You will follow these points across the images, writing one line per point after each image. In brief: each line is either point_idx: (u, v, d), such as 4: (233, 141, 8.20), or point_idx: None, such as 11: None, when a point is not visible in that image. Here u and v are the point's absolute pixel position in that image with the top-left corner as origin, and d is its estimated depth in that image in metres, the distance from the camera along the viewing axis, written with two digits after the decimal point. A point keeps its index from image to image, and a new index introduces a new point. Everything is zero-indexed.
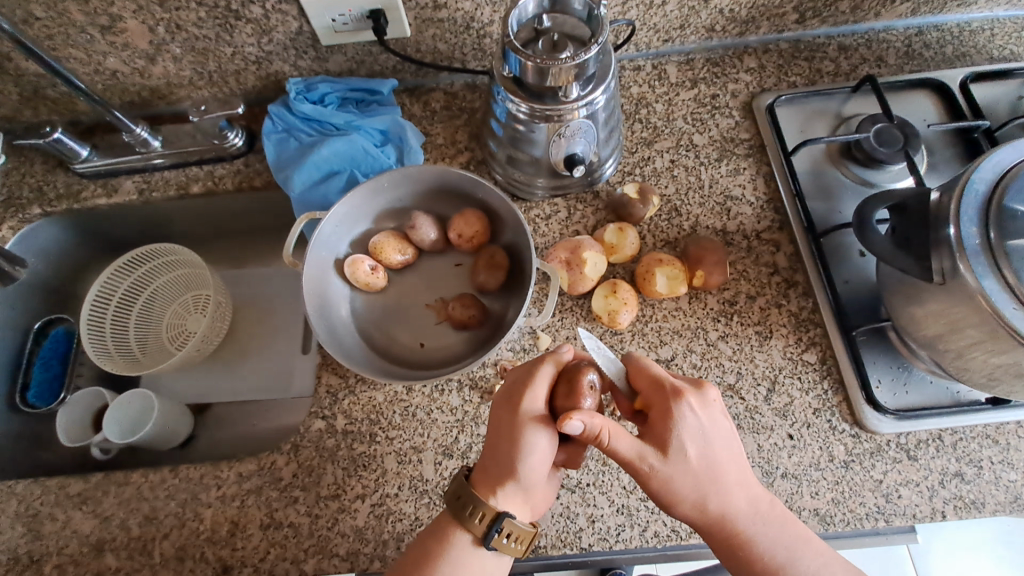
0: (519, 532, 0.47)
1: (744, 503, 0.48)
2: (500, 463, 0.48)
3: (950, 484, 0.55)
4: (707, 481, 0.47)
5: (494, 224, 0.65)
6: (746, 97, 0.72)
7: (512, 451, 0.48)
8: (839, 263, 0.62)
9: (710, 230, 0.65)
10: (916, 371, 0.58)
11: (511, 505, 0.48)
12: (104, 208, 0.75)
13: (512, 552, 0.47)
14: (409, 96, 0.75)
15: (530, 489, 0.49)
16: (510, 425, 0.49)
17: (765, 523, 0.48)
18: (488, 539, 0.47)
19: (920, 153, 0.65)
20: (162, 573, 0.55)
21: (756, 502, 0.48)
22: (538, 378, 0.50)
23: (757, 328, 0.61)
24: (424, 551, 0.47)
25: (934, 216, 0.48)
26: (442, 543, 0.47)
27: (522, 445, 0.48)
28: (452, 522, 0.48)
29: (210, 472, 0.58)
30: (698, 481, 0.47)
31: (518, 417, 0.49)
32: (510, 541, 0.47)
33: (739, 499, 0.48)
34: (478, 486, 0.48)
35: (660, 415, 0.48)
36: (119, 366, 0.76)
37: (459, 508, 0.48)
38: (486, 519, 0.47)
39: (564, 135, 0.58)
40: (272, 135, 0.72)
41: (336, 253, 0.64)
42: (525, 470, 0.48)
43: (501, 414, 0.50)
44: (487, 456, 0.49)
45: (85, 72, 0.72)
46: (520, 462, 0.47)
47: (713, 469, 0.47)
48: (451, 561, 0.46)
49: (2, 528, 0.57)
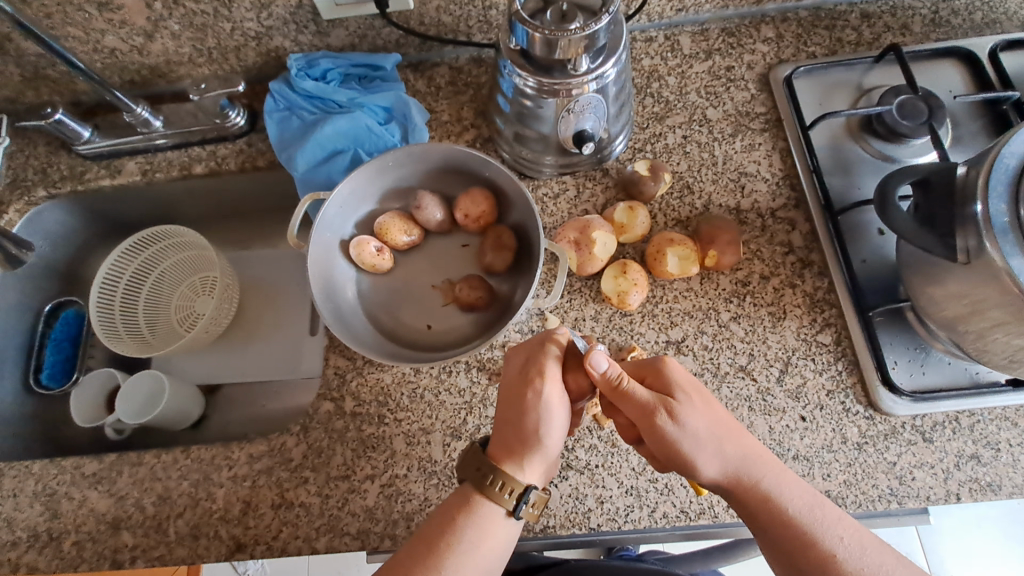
0: (537, 498, 0.48)
1: (752, 457, 0.47)
2: (524, 438, 0.48)
3: (965, 467, 0.54)
4: (714, 436, 0.47)
5: (501, 204, 0.64)
6: (763, 69, 0.69)
7: (536, 425, 0.48)
8: (857, 242, 0.61)
9: (723, 209, 0.63)
10: (933, 353, 0.56)
11: (534, 473, 0.49)
12: (108, 189, 0.75)
13: (529, 517, 0.48)
14: (412, 71, 0.73)
15: (550, 458, 0.50)
16: (530, 404, 0.49)
17: (777, 477, 0.47)
18: (517, 510, 0.47)
19: (945, 126, 0.63)
20: (177, 550, 0.55)
21: (763, 457, 0.48)
22: (551, 355, 0.51)
23: (771, 309, 0.59)
24: (448, 519, 0.46)
25: (960, 192, 0.46)
26: (466, 512, 0.46)
27: (545, 420, 0.49)
28: (475, 491, 0.47)
29: (221, 453, 0.58)
30: (705, 436, 0.47)
31: (539, 392, 0.49)
32: (529, 506, 0.48)
33: (747, 454, 0.47)
34: (501, 462, 0.48)
35: (655, 374, 0.50)
36: (130, 348, 0.76)
37: (482, 477, 0.47)
38: (514, 493, 0.47)
39: (573, 111, 0.56)
40: (274, 114, 0.70)
41: (340, 235, 0.63)
42: (547, 441, 0.49)
43: (514, 390, 0.50)
44: (506, 430, 0.49)
45: (84, 51, 0.70)
46: (543, 437, 0.49)
47: (716, 424, 0.48)
48: (477, 529, 0.46)
49: (21, 507, 0.58)
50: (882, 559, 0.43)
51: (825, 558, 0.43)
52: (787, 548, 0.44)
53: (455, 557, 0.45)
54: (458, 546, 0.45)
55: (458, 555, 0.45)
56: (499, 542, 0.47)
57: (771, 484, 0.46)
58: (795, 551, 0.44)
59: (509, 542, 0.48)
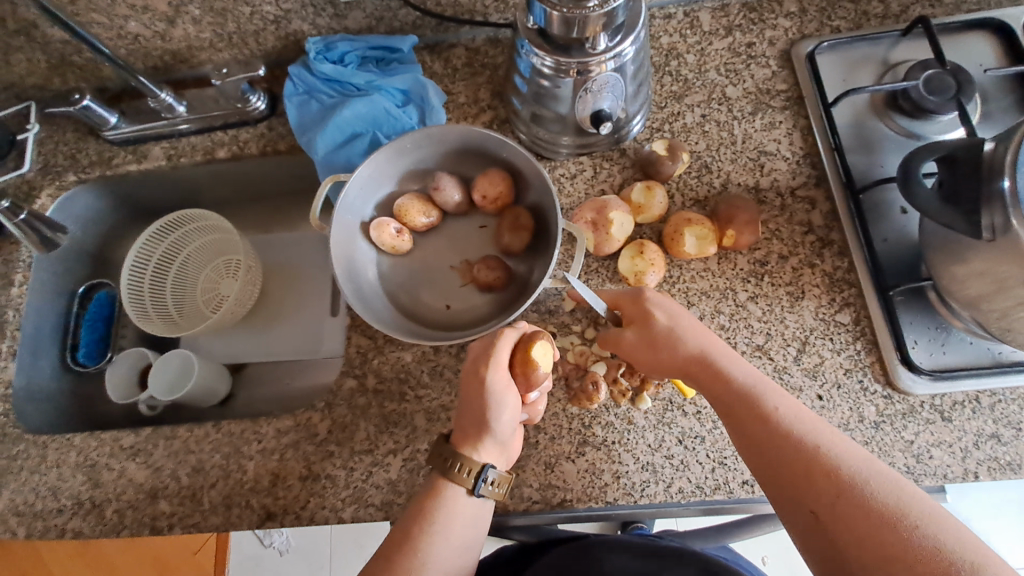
0: (499, 478, 0.50)
1: (713, 347, 0.51)
2: (474, 423, 0.50)
3: (985, 446, 0.54)
4: (683, 334, 0.51)
5: (519, 185, 0.64)
6: (785, 45, 0.68)
7: (485, 412, 0.49)
8: (879, 221, 0.60)
9: (742, 188, 0.63)
10: (955, 332, 0.56)
11: (490, 455, 0.50)
12: (135, 174, 0.77)
13: (496, 496, 0.50)
14: (429, 53, 0.73)
15: (506, 442, 0.51)
16: (478, 391, 0.50)
17: (736, 361, 0.50)
18: (476, 489, 0.49)
19: (974, 101, 0.61)
20: (211, 518, 0.58)
21: (724, 346, 0.51)
22: (499, 346, 0.51)
23: (789, 289, 0.59)
24: (420, 506, 0.49)
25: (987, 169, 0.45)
26: (433, 498, 0.49)
27: (493, 406, 0.49)
28: (440, 477, 0.50)
29: (251, 427, 0.61)
30: (677, 342, 0.51)
31: (484, 382, 0.50)
32: (493, 487, 0.50)
33: (711, 344, 0.51)
34: (459, 445, 0.50)
35: (634, 307, 0.54)
36: (159, 328, 0.79)
37: (444, 464, 0.50)
38: (473, 472, 0.49)
39: (590, 90, 0.56)
40: (294, 97, 0.71)
41: (361, 217, 0.64)
42: (499, 427, 0.50)
43: (467, 379, 0.52)
44: (463, 415, 0.51)
45: (108, 37, 0.72)
46: (492, 423, 0.49)
47: (686, 328, 0.52)
48: (447, 510, 0.48)
49: (65, 477, 0.62)
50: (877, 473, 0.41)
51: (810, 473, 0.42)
52: (751, 430, 0.46)
53: (431, 539, 0.47)
54: (432, 529, 0.48)
55: (432, 537, 0.47)
56: (469, 520, 0.49)
57: (730, 368, 0.49)
58: (753, 428, 0.46)
59: (480, 518, 0.51)
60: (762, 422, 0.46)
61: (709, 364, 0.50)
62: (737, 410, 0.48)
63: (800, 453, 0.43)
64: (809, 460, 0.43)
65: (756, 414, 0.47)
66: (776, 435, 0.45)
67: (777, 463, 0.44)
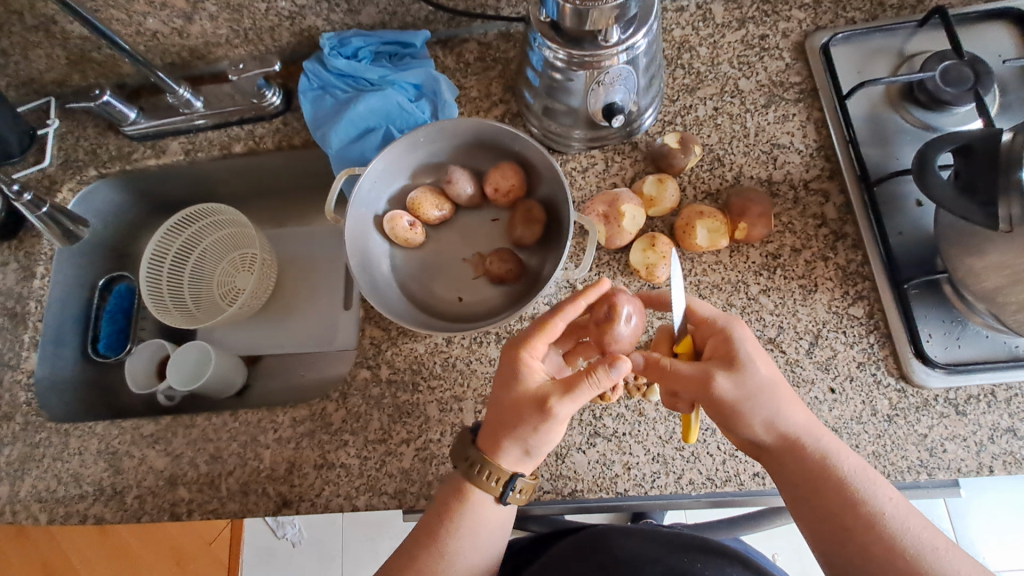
0: (524, 484, 0.49)
1: (810, 422, 0.47)
2: (514, 439, 0.47)
3: (1000, 440, 0.54)
4: (779, 401, 0.46)
5: (531, 177, 0.64)
6: (799, 37, 0.67)
7: (528, 430, 0.47)
8: (893, 214, 0.59)
9: (754, 181, 0.63)
10: (971, 326, 0.55)
11: (525, 467, 0.49)
12: (154, 169, 0.78)
13: (518, 502, 0.50)
14: (441, 48, 0.73)
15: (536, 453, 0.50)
16: (537, 416, 0.46)
17: (835, 443, 0.46)
18: (504, 496, 0.49)
19: (992, 92, 0.60)
20: (229, 504, 0.60)
21: (820, 424, 0.47)
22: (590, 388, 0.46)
23: (802, 282, 0.59)
24: (444, 508, 0.49)
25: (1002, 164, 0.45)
26: (459, 501, 0.49)
27: (546, 436, 0.47)
28: (464, 480, 0.49)
29: (267, 416, 0.62)
30: (768, 397, 0.46)
31: (550, 409, 0.46)
32: (517, 492, 0.49)
33: (806, 419, 0.47)
34: (490, 450, 0.48)
35: (715, 335, 0.49)
36: (177, 320, 0.81)
37: (472, 470, 0.49)
38: (502, 481, 0.48)
39: (602, 83, 0.56)
40: (308, 92, 0.72)
41: (375, 210, 0.65)
42: (539, 443, 0.47)
43: (509, 385, 0.48)
44: (500, 428, 0.48)
45: (128, 33, 0.74)
46: (537, 446, 0.47)
47: (779, 384, 0.47)
48: (472, 515, 0.49)
49: (87, 463, 0.63)
50: (921, 525, 0.42)
51: (859, 519, 0.43)
52: (848, 522, 0.43)
53: (456, 542, 0.48)
54: (457, 531, 0.48)
55: (457, 538, 0.48)
56: (494, 523, 0.50)
57: (825, 450, 0.46)
58: (850, 520, 0.43)
59: (504, 520, 0.51)
60: (864, 519, 0.42)
61: (800, 443, 0.46)
62: (827, 498, 0.44)
63: (846, 498, 0.43)
64: (916, 567, 0.40)
65: (856, 508, 0.43)
66: (878, 534, 0.42)
67: (877, 564, 0.41)
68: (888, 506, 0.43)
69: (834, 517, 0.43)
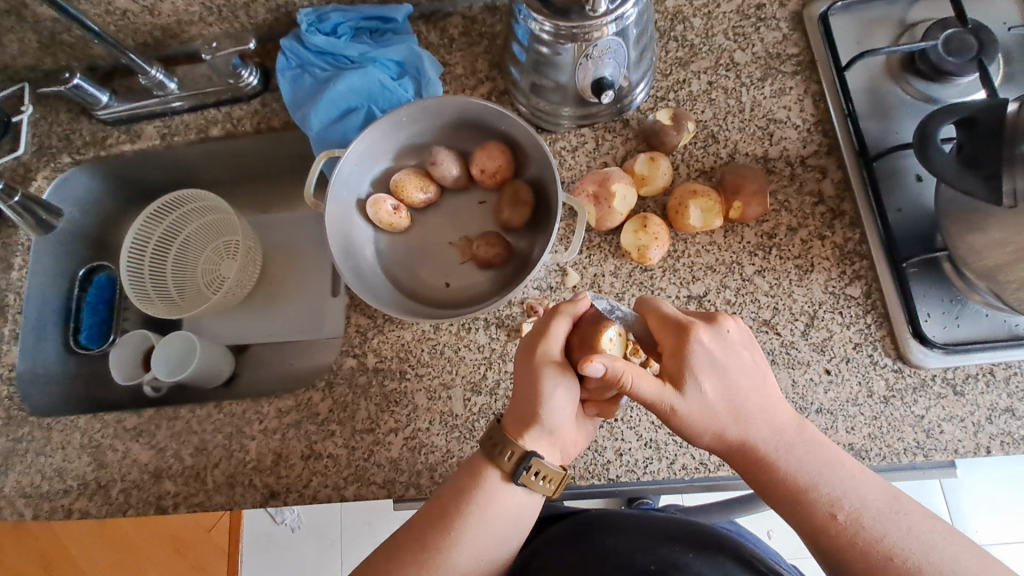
0: (550, 473, 0.48)
1: (764, 432, 0.45)
2: (523, 409, 0.48)
3: (998, 420, 0.53)
4: (722, 411, 0.45)
5: (518, 158, 0.62)
6: (796, 6, 0.65)
7: (541, 401, 0.47)
8: (893, 190, 0.58)
9: (750, 157, 0.61)
10: (970, 304, 0.54)
11: (541, 446, 0.48)
12: (130, 154, 0.75)
13: (545, 492, 0.48)
14: (425, 23, 0.70)
15: (558, 434, 0.49)
16: (527, 374, 0.49)
17: (791, 456, 0.45)
18: (518, 476, 0.47)
19: (996, 61, 0.58)
20: (215, 497, 0.59)
21: (782, 426, 0.46)
22: (553, 329, 0.49)
23: (797, 262, 0.57)
24: (460, 485, 0.49)
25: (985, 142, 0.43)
26: (475, 477, 0.49)
27: (540, 394, 0.47)
28: (484, 460, 0.49)
29: (252, 407, 0.60)
30: (721, 408, 0.45)
31: (532, 365, 0.48)
32: (543, 481, 0.48)
33: (760, 423, 0.46)
34: (508, 428, 0.49)
35: (672, 354, 0.46)
36: (161, 310, 0.79)
37: (491, 447, 0.48)
38: (516, 457, 0.47)
39: (591, 57, 0.53)
40: (287, 72, 0.69)
41: (357, 194, 0.63)
42: (551, 417, 0.48)
43: (526, 358, 0.49)
44: (515, 404, 0.49)
45: (97, 12, 0.70)
46: (539, 407, 0.47)
47: (731, 394, 0.45)
48: (485, 493, 0.48)
49: (71, 457, 0.62)
50: (886, 534, 0.41)
51: (816, 529, 0.43)
52: (808, 529, 0.44)
53: (464, 520, 0.47)
54: (468, 509, 0.47)
55: (468, 516, 0.47)
56: (511, 508, 0.48)
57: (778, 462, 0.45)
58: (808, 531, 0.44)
59: (522, 509, 0.49)
60: (817, 528, 0.43)
61: (749, 463, 0.46)
62: (775, 504, 0.46)
63: (800, 510, 0.44)
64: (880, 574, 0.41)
65: (804, 518, 0.44)
66: (836, 544, 0.42)
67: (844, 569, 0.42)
68: (831, 521, 0.43)
69: (796, 525, 0.45)
